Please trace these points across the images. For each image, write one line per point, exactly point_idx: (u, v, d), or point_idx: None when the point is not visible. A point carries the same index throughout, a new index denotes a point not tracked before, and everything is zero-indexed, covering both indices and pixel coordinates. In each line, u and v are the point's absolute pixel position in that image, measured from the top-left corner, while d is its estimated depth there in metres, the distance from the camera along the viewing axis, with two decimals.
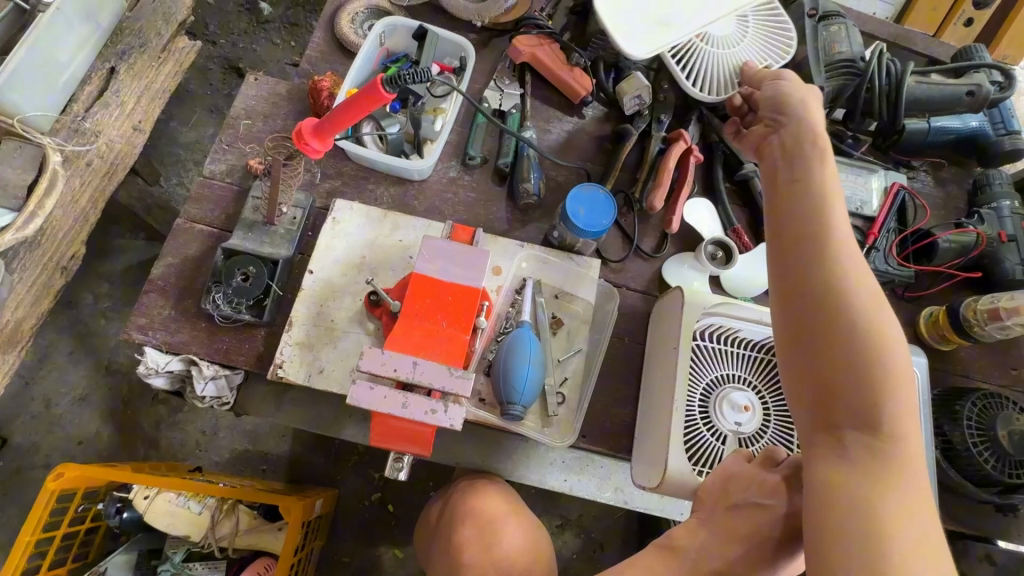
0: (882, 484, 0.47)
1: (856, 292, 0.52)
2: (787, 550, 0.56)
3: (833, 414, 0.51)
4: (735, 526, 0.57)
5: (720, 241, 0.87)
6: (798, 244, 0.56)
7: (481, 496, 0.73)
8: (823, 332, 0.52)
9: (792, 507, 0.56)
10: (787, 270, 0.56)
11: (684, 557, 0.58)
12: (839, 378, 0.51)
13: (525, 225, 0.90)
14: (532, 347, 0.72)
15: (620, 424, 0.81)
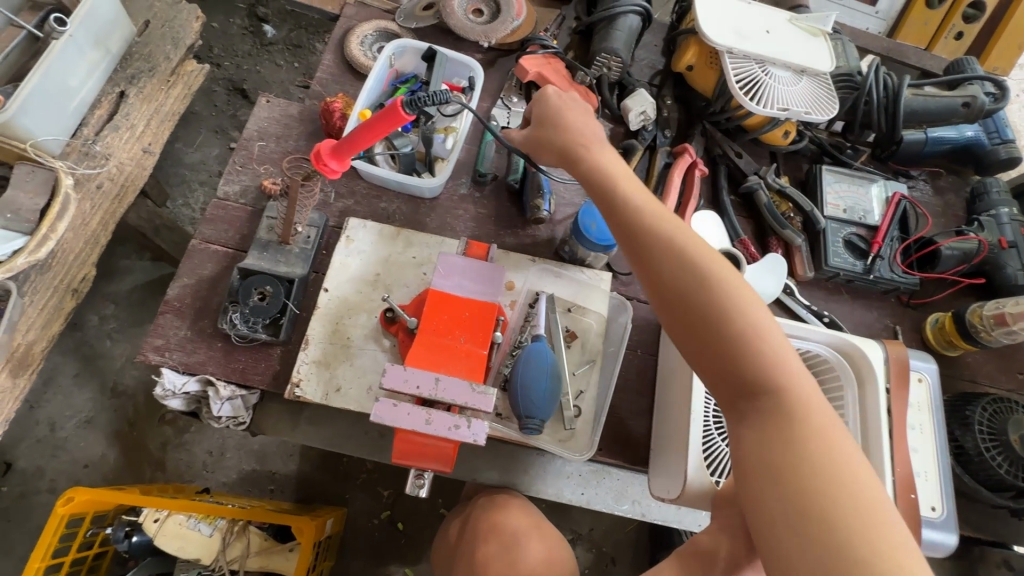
0: (792, 446, 0.49)
1: (699, 264, 0.56)
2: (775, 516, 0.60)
3: (737, 391, 0.54)
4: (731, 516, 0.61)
5: (728, 253, 0.89)
6: (639, 239, 0.60)
7: (503, 511, 0.73)
8: (696, 310, 0.55)
9: None
10: (639, 264, 0.59)
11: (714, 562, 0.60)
12: (723, 351, 0.54)
13: (535, 239, 0.91)
14: (549, 361, 0.73)
15: (636, 436, 0.82)
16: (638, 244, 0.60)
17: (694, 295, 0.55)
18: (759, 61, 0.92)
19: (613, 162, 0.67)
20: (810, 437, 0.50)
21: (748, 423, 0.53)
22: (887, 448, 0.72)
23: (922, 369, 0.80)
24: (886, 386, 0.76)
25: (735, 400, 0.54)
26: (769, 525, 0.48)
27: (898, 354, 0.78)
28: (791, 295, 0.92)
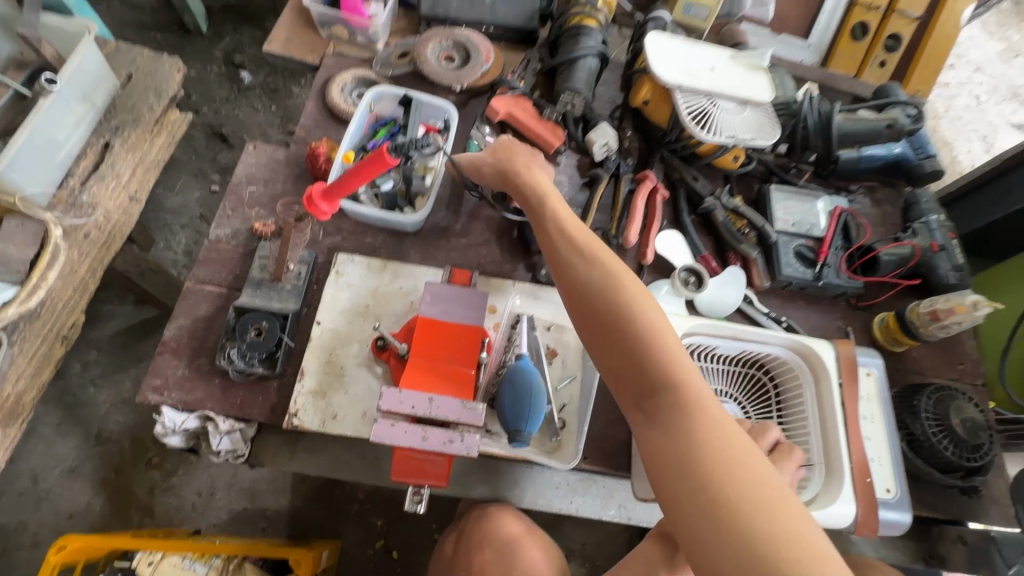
0: (689, 432, 0.57)
1: (604, 278, 0.66)
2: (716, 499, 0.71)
3: (639, 386, 0.61)
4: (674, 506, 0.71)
5: (692, 268, 0.97)
6: (560, 257, 0.71)
7: (494, 520, 0.77)
8: (605, 314, 0.64)
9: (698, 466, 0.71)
10: (559, 277, 0.70)
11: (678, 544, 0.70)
12: (626, 351, 0.62)
13: (513, 263, 0.97)
14: (534, 376, 0.78)
15: (618, 444, 0.87)
16: (557, 259, 0.71)
17: (614, 314, 0.63)
18: (711, 100, 1.03)
19: (546, 192, 0.79)
20: (699, 422, 0.57)
21: (652, 415, 0.60)
22: (843, 435, 0.80)
23: (869, 364, 0.87)
24: (838, 382, 0.84)
25: (637, 397, 0.61)
26: (677, 507, 0.54)
27: (847, 352, 0.85)
28: (752, 304, 1.01)
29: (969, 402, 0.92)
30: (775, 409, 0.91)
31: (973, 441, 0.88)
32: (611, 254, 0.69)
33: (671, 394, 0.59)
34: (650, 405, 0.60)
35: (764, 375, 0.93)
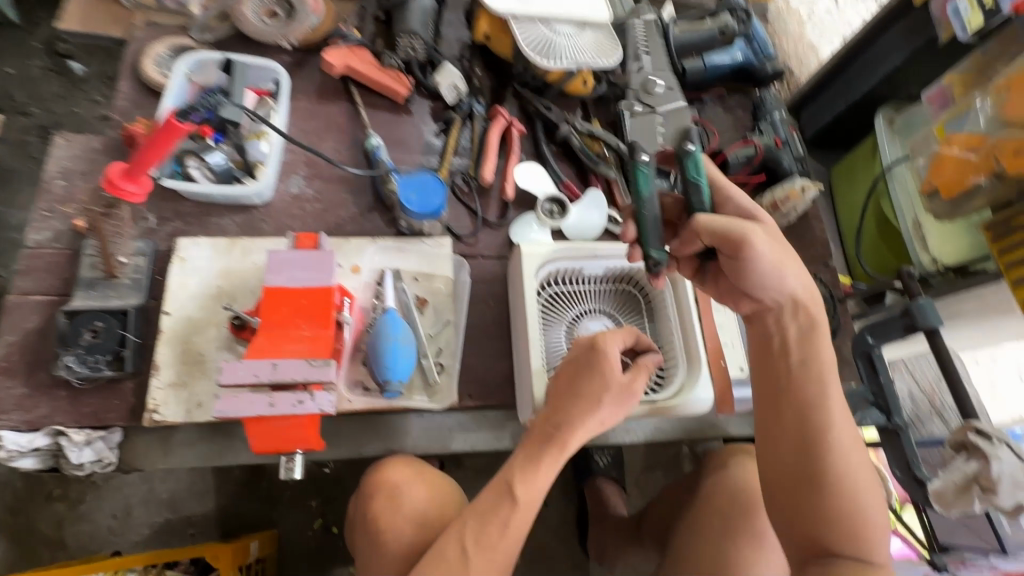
0: (820, 496, 0.67)
1: (814, 393, 0.71)
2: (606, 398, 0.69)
3: (802, 437, 0.70)
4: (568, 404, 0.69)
5: (554, 197, 1.01)
6: (775, 388, 0.73)
7: (385, 470, 0.78)
8: (800, 427, 0.70)
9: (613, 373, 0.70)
10: (770, 413, 0.73)
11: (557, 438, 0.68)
12: (788, 413, 0.71)
13: (374, 221, 0.96)
14: (397, 328, 0.80)
15: (501, 377, 0.90)
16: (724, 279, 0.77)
17: (810, 413, 0.70)
18: (666, 85, 1.02)
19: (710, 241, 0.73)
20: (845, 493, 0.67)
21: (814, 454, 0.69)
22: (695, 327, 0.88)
23: None
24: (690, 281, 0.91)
25: (807, 446, 0.69)
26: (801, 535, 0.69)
27: None
28: (616, 223, 1.04)
29: None
30: (648, 321, 0.93)
31: None
32: (821, 353, 0.72)
33: (815, 419, 0.70)
34: (804, 443, 0.70)
35: (637, 289, 0.96)
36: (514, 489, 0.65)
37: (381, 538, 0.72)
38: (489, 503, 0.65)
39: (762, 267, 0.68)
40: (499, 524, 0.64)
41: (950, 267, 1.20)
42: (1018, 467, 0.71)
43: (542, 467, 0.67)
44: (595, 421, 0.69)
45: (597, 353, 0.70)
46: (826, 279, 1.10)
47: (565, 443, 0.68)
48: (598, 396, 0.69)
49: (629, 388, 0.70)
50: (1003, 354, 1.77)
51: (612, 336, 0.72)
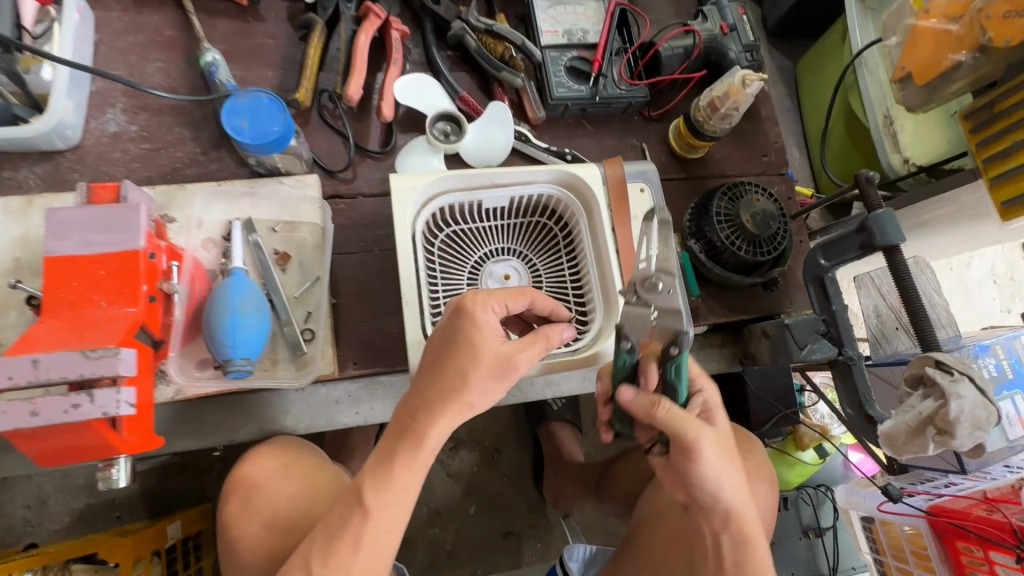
0: None
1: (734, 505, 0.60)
2: (475, 378, 0.55)
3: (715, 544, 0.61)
4: (428, 392, 0.56)
5: (448, 114, 0.82)
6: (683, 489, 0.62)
7: (248, 461, 0.67)
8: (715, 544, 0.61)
9: (487, 346, 0.56)
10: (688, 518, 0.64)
11: (413, 430, 0.55)
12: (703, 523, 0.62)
13: (220, 159, 0.77)
14: (239, 293, 0.64)
15: (390, 339, 0.76)
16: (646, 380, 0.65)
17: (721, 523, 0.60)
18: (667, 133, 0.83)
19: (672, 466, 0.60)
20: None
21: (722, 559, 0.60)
22: (616, 263, 0.73)
23: (642, 180, 0.79)
24: (607, 207, 0.75)
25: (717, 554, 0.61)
26: None
27: (615, 172, 0.76)
28: (528, 141, 0.85)
29: (763, 194, 0.84)
30: (567, 261, 0.78)
31: (765, 234, 0.82)
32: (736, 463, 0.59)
33: (730, 534, 0.60)
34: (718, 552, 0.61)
35: (553, 223, 0.80)
36: (364, 498, 0.54)
37: (236, 549, 0.62)
38: (337, 516, 0.54)
39: (706, 473, 0.56)
40: (349, 539, 0.53)
41: (921, 167, 1.03)
42: (979, 401, 0.60)
43: (396, 470, 0.54)
44: (463, 405, 0.55)
45: (464, 317, 0.56)
46: (778, 193, 0.95)
47: (425, 435, 0.55)
48: (464, 371, 0.55)
49: (508, 360, 0.56)
50: (977, 257, 1.70)
51: (490, 296, 0.58)
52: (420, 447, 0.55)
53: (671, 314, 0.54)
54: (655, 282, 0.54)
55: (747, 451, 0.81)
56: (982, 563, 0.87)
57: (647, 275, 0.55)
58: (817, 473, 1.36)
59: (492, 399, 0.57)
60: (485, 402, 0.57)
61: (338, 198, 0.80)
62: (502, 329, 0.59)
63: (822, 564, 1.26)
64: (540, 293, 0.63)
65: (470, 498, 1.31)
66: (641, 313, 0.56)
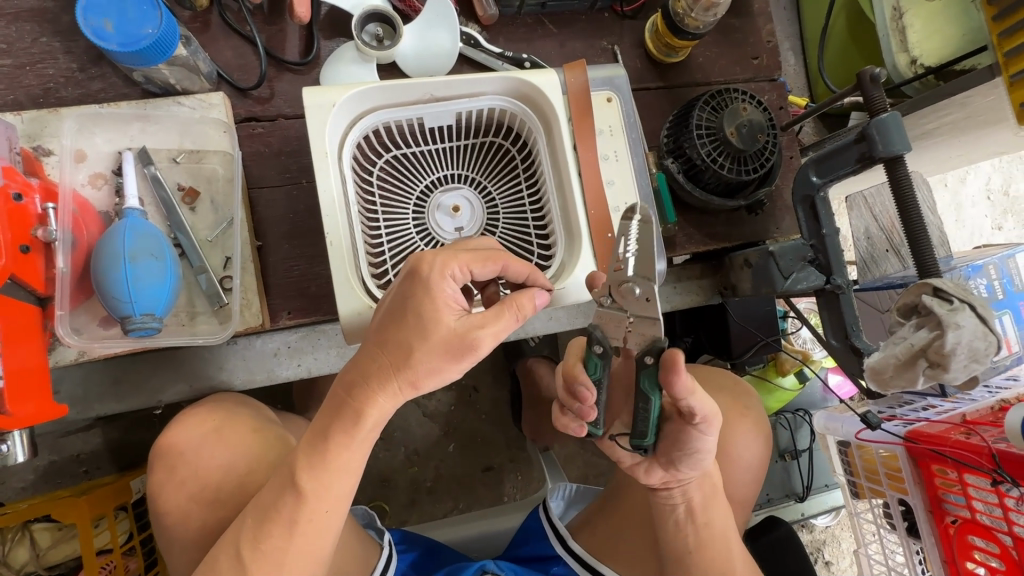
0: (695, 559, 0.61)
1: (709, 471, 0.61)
2: (424, 354, 0.47)
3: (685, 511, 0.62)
4: (371, 368, 0.48)
5: (378, 13, 0.67)
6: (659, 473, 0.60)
7: (174, 426, 0.59)
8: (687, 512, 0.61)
9: (439, 321, 0.47)
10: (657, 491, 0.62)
11: (348, 408, 0.48)
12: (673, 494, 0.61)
13: (102, 77, 0.64)
14: (130, 240, 0.54)
15: (328, 283, 0.67)
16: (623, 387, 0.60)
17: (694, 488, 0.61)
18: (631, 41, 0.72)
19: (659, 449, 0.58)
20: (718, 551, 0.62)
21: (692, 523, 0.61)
22: (579, 189, 0.63)
23: (608, 88, 0.68)
24: (568, 122, 0.64)
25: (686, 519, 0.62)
26: None
27: (576, 78, 0.64)
28: (478, 46, 0.72)
29: (752, 102, 0.73)
30: (527, 188, 0.68)
31: (752, 149, 0.71)
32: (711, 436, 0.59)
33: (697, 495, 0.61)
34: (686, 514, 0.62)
35: (511, 144, 0.69)
36: (298, 479, 0.48)
37: (163, 520, 0.57)
38: (270, 496, 0.48)
39: (701, 449, 0.56)
40: (282, 523, 0.47)
41: (929, 69, 0.90)
42: (978, 332, 0.54)
43: (331, 450, 0.48)
44: (407, 382, 0.48)
45: (417, 285, 0.47)
46: (769, 102, 0.83)
47: (363, 412, 0.48)
48: (408, 344, 0.47)
49: (465, 338, 0.47)
50: (972, 171, 1.62)
51: (450, 259, 0.48)
52: (360, 426, 0.48)
53: (647, 323, 0.52)
54: (631, 288, 0.51)
55: (741, 402, 0.75)
56: (955, 485, 0.85)
57: (623, 280, 0.51)
58: (798, 398, 1.34)
59: (446, 379, 0.49)
60: (435, 382, 0.49)
61: (254, 121, 0.67)
62: (463, 299, 0.49)
63: (796, 485, 1.28)
64: (516, 258, 0.52)
65: (448, 437, 1.19)
66: (617, 317, 0.53)
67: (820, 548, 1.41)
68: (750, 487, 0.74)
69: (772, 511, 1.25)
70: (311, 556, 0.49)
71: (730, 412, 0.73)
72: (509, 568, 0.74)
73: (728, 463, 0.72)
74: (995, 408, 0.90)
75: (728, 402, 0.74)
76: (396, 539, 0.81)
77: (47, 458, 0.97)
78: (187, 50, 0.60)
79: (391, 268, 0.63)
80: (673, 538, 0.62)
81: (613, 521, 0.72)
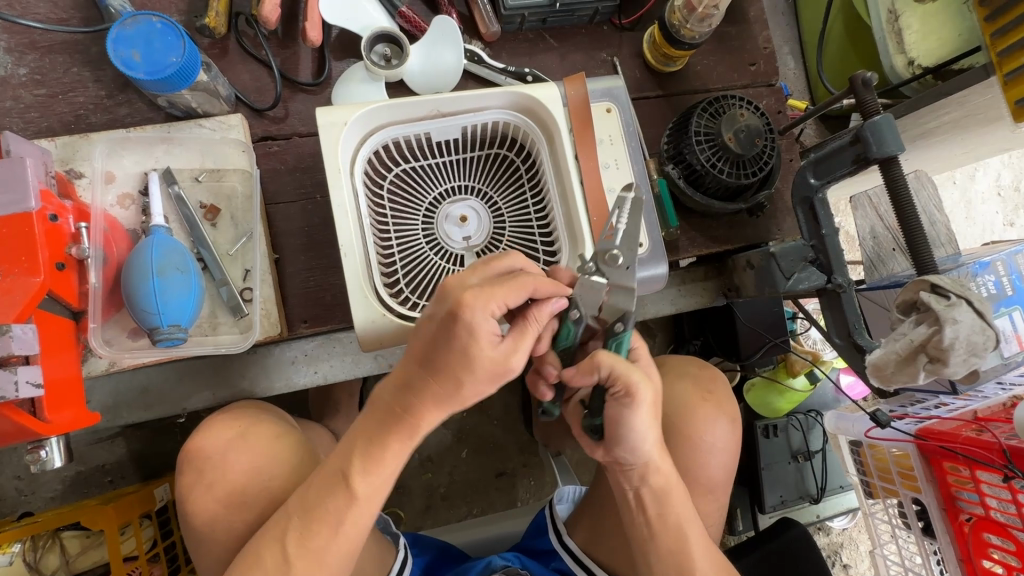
0: (651, 546, 0.61)
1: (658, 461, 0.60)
2: (474, 384, 0.49)
3: (638, 498, 0.61)
4: (427, 400, 0.50)
5: (386, 34, 0.71)
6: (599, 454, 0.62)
7: (202, 432, 0.62)
8: (640, 499, 0.61)
9: (488, 359, 0.48)
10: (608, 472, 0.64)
11: (404, 427, 0.51)
12: (619, 478, 0.62)
13: (129, 103, 0.68)
14: (160, 254, 0.58)
15: (340, 293, 0.70)
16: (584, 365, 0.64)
17: (639, 475, 0.60)
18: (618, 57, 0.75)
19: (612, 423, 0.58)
20: (676, 540, 0.60)
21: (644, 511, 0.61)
22: (582, 197, 0.65)
23: (607, 98, 0.70)
24: (569, 131, 0.66)
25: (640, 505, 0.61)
26: None
27: (577, 91, 0.67)
28: (481, 63, 0.75)
29: (749, 108, 0.75)
30: (531, 197, 0.70)
31: (751, 153, 0.73)
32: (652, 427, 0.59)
33: (650, 481, 0.60)
34: (637, 501, 0.62)
35: (515, 155, 0.71)
36: (351, 481, 0.51)
37: (191, 522, 0.59)
38: (315, 496, 0.51)
39: (639, 424, 0.56)
40: (329, 521, 0.51)
41: (927, 69, 0.92)
42: (976, 326, 0.56)
43: (386, 461, 0.51)
44: (456, 403, 0.51)
45: (461, 329, 0.47)
46: (767, 107, 0.86)
47: (417, 426, 0.51)
48: (457, 378, 0.48)
49: (506, 366, 0.49)
50: (982, 168, 1.61)
51: (490, 297, 0.47)
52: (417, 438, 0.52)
53: (622, 293, 0.55)
54: (615, 255, 0.54)
55: (705, 389, 0.75)
56: (968, 483, 0.85)
57: (607, 250, 0.55)
58: (809, 399, 1.34)
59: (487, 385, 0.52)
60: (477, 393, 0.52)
61: (270, 140, 0.71)
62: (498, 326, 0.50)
63: (811, 487, 1.27)
64: (543, 278, 0.51)
65: (461, 442, 1.21)
66: (596, 283, 0.53)
67: (837, 551, 1.40)
68: (728, 478, 0.73)
69: (786, 513, 1.25)
70: (348, 555, 0.52)
71: (691, 399, 0.74)
72: (515, 559, 0.76)
73: (707, 457, 0.72)
74: (1006, 404, 0.90)
75: (690, 392, 0.75)
76: (410, 542, 0.83)
77: (75, 468, 1.00)
78: (208, 75, 0.64)
79: (402, 279, 0.65)
80: (633, 529, 0.62)
81: (599, 512, 0.73)
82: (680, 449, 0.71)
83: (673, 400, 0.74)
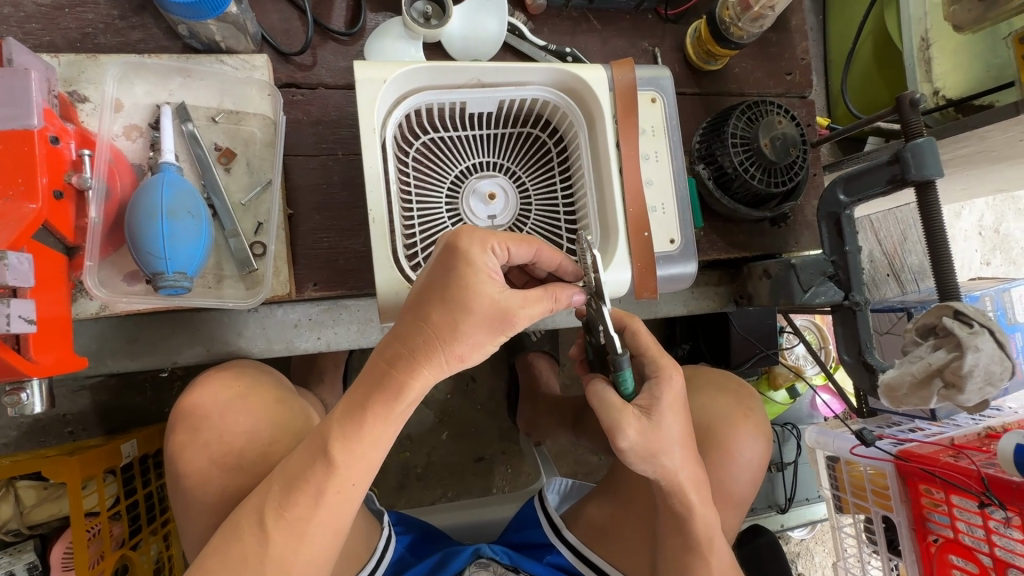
0: (676, 550, 0.62)
1: (683, 470, 0.59)
2: (468, 329, 0.47)
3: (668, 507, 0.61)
4: (416, 343, 0.47)
5: None
6: None
7: (196, 390, 0.58)
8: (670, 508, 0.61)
9: (486, 301, 0.47)
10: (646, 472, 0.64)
11: (391, 379, 0.47)
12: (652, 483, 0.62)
13: (143, 27, 0.62)
14: (167, 193, 0.53)
15: (354, 258, 0.67)
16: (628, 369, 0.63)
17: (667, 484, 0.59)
18: None
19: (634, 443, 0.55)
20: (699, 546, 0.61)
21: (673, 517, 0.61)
22: (619, 187, 0.63)
23: (652, 88, 0.68)
24: (612, 117, 0.64)
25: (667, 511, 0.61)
26: None
27: (624, 76, 0.65)
28: (523, 37, 0.72)
29: (785, 116, 0.74)
30: (559, 179, 0.68)
31: (784, 162, 0.72)
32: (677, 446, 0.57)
33: (674, 488, 0.59)
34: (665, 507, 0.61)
35: (547, 135, 0.69)
36: (330, 448, 0.47)
37: (183, 482, 0.56)
38: (298, 463, 0.48)
39: (661, 439, 0.55)
40: (310, 491, 0.47)
41: (951, 100, 0.92)
42: (995, 356, 0.57)
43: (368, 423, 0.48)
44: (449, 359, 0.48)
45: (458, 260, 0.47)
46: (799, 118, 0.85)
47: (406, 385, 0.47)
48: (453, 320, 0.47)
49: (506, 314, 0.47)
50: (968, 207, 1.67)
51: (489, 235, 0.48)
52: (401, 403, 0.48)
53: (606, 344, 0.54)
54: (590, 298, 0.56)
55: (745, 406, 0.75)
56: (941, 505, 0.87)
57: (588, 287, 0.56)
58: (786, 412, 1.34)
59: (484, 352, 0.49)
60: (473, 358, 0.49)
61: (295, 87, 0.67)
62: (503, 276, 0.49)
63: (779, 497, 1.29)
64: (548, 247, 0.54)
65: (442, 424, 1.19)
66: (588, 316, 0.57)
67: (794, 560, 1.45)
68: (752, 491, 0.74)
69: (753, 519, 1.27)
70: (333, 530, 0.48)
71: (732, 415, 0.74)
72: (504, 553, 0.74)
73: (731, 470, 0.71)
74: (982, 436, 0.92)
75: (732, 408, 0.75)
76: (393, 520, 0.80)
77: (33, 415, 0.94)
78: (238, 7, 0.59)
79: (422, 252, 0.62)
80: (662, 531, 0.63)
81: (610, 509, 0.73)
82: (714, 457, 0.71)
83: (713, 412, 0.74)
